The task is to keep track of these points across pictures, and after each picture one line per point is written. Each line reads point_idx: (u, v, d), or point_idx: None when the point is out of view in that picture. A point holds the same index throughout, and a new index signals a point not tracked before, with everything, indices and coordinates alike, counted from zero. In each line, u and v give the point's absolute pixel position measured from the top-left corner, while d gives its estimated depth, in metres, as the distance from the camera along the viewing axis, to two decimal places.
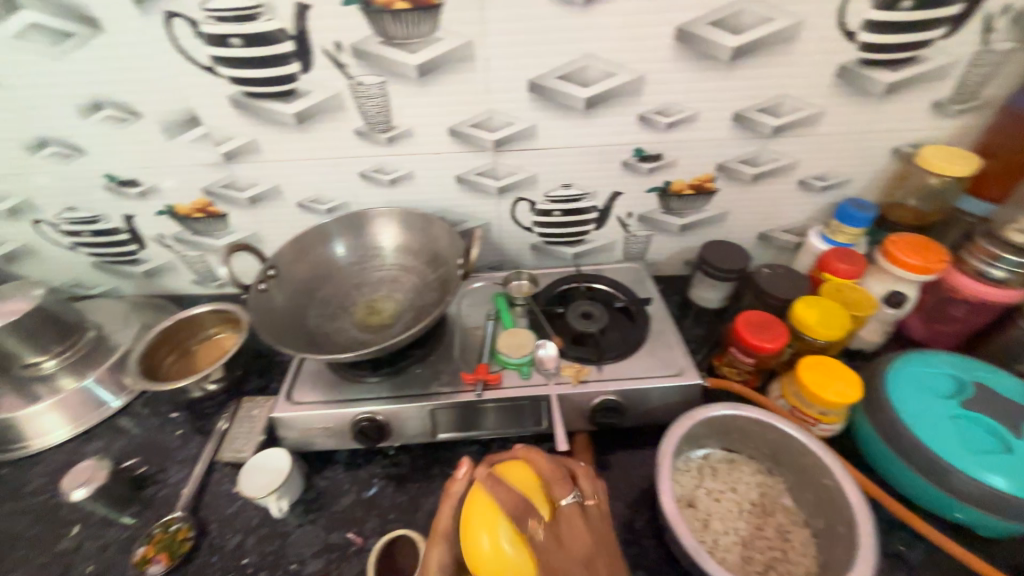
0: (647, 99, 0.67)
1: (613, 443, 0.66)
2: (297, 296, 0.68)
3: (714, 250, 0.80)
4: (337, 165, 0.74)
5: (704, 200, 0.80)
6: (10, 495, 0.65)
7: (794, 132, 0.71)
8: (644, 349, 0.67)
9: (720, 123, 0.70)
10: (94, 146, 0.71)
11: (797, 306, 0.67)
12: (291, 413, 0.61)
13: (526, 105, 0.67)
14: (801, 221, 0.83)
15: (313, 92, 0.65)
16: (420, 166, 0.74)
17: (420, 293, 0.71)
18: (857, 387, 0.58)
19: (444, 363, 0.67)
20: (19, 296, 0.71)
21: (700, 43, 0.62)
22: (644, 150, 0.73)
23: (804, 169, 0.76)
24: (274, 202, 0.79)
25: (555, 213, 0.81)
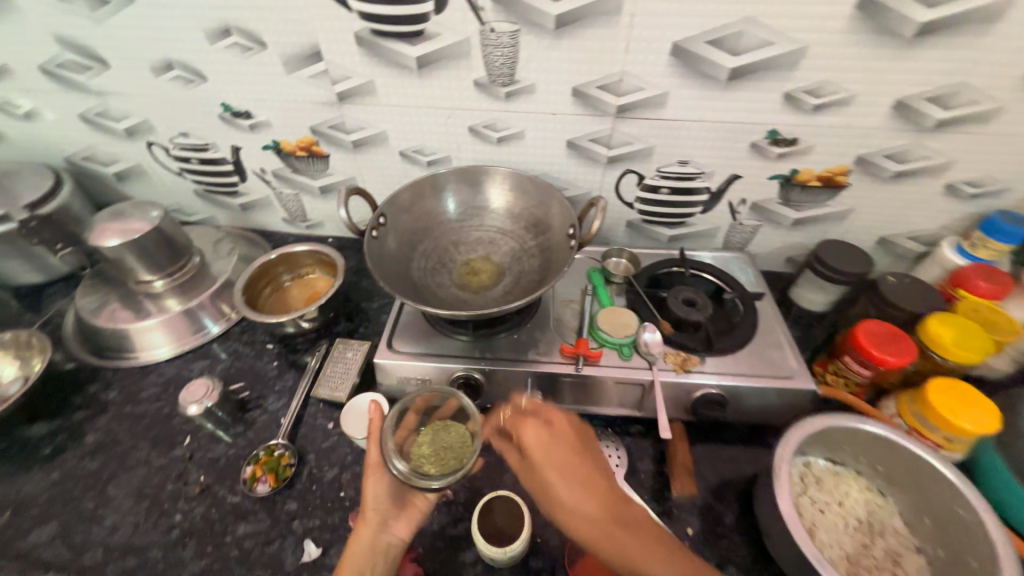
0: (801, 75, 0.60)
1: (703, 436, 0.64)
2: (402, 246, 0.68)
3: (831, 250, 0.74)
4: (448, 117, 0.72)
5: (830, 194, 0.74)
6: (128, 399, 0.70)
7: (961, 128, 0.63)
8: (751, 346, 0.64)
9: (876, 110, 0.63)
10: (217, 73, 0.71)
11: (930, 322, 0.61)
12: (393, 361, 0.62)
13: (663, 70, 0.62)
14: (933, 230, 0.76)
15: (442, 35, 0.62)
16: (533, 126, 0.71)
17: (519, 258, 0.70)
18: (995, 418, 0.53)
19: (541, 332, 0.66)
20: (139, 215, 0.73)
21: (883, 15, 0.54)
22: (778, 133, 0.67)
23: (957, 173, 0.68)
24: (378, 148, 0.78)
25: (662, 190, 0.77)
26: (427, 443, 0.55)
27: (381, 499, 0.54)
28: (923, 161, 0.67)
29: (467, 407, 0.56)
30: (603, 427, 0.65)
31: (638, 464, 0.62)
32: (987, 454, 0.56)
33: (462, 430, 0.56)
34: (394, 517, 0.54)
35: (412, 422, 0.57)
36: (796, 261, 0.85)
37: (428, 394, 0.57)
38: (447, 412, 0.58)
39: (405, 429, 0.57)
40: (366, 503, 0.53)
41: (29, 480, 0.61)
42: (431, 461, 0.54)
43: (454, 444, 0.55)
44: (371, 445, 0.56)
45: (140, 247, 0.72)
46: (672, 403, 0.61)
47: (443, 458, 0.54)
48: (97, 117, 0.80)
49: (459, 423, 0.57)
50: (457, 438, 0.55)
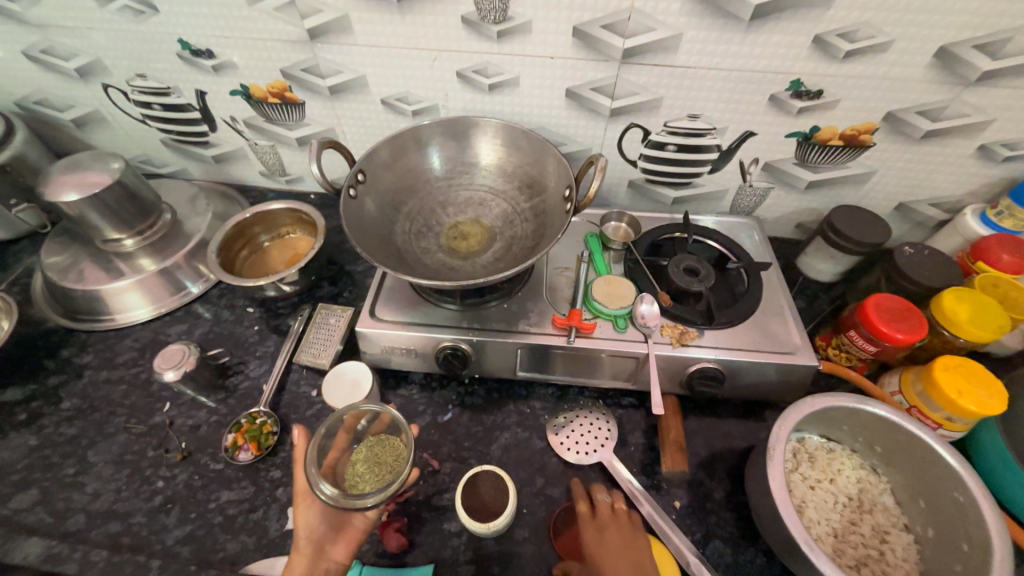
0: (835, 14, 0.53)
1: (696, 409, 0.63)
2: (384, 207, 0.63)
3: (847, 216, 0.69)
4: (434, 60, 0.64)
5: (851, 155, 0.68)
6: (104, 363, 0.68)
7: (1008, 81, 0.56)
8: (754, 318, 0.61)
9: (915, 59, 0.56)
10: (169, 3, 0.62)
11: (944, 297, 0.58)
12: (375, 330, 0.59)
13: (678, 6, 0.54)
14: (958, 196, 0.70)
15: None
16: (528, 71, 0.63)
17: (511, 221, 0.65)
18: (1003, 398, 0.51)
19: (532, 301, 0.62)
20: (98, 168, 0.67)
21: None
22: (802, 84, 0.60)
23: (995, 133, 0.61)
24: (357, 96, 0.70)
25: (669, 148, 0.70)
26: (360, 461, 0.54)
27: (314, 525, 0.49)
28: (960, 119, 0.61)
29: (397, 418, 0.55)
30: (594, 399, 0.63)
31: (629, 436, 0.60)
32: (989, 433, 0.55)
33: (396, 442, 0.55)
34: (331, 542, 0.49)
35: (343, 442, 0.55)
36: (807, 227, 0.80)
37: (358, 410, 0.55)
38: (381, 428, 0.57)
39: (336, 451, 0.54)
40: (298, 532, 0.49)
41: (6, 445, 0.60)
42: (366, 478, 0.52)
43: (389, 456, 0.54)
44: (297, 472, 0.52)
45: (102, 204, 0.67)
46: (666, 377, 0.59)
47: (377, 475, 0.52)
48: (42, 54, 0.72)
49: (393, 437, 0.56)
50: (392, 450, 0.54)
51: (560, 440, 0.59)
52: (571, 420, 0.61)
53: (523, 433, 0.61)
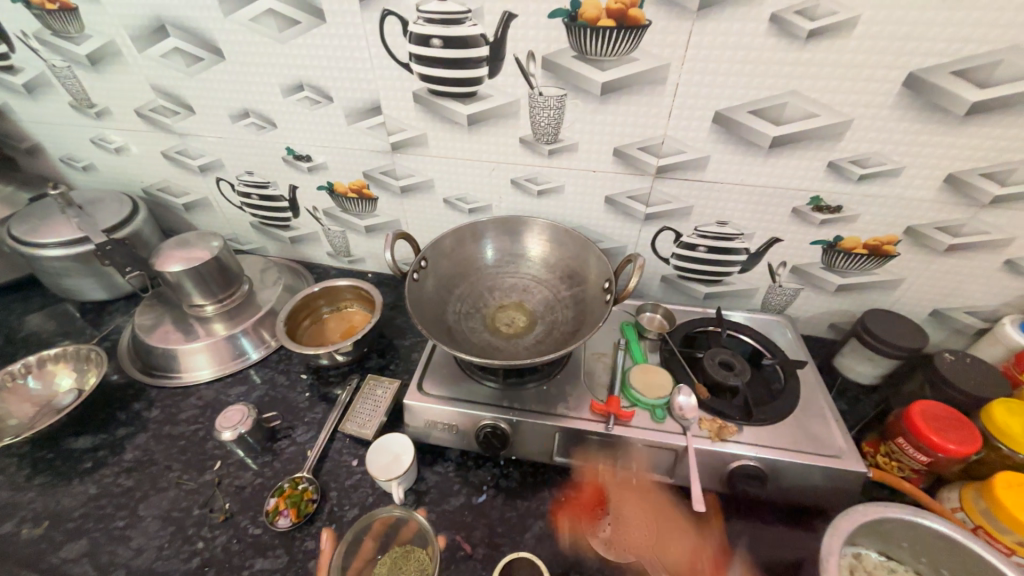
0: (846, 146, 0.61)
1: (739, 510, 0.61)
2: (440, 288, 0.70)
3: (880, 320, 0.71)
4: (493, 169, 0.75)
5: (877, 263, 0.72)
6: (168, 418, 0.73)
7: (1021, 205, 0.60)
8: (794, 417, 0.61)
9: (927, 183, 0.62)
10: (287, 122, 0.78)
11: (994, 408, 0.57)
12: (422, 403, 0.63)
13: (705, 135, 0.64)
14: (993, 306, 0.71)
15: (493, 97, 0.67)
16: (573, 181, 0.73)
17: (553, 308, 0.70)
18: None
19: (571, 385, 0.65)
20: (201, 245, 0.79)
21: (933, 94, 0.54)
22: (822, 200, 0.67)
23: (1018, 250, 0.65)
24: (423, 194, 0.82)
25: (699, 249, 0.77)
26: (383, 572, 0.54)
27: None
28: (979, 235, 0.65)
29: (426, 528, 0.56)
30: None
31: (667, 535, 0.58)
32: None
33: (422, 555, 0.55)
34: None
35: (371, 548, 0.56)
36: (841, 327, 0.81)
37: (388, 512, 0.58)
38: (409, 535, 0.58)
39: (363, 558, 0.56)
40: None
41: (69, 492, 0.64)
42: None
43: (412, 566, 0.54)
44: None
45: (198, 275, 0.77)
46: (706, 473, 0.58)
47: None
48: (176, 154, 0.89)
49: (420, 548, 0.56)
50: (415, 560, 0.55)
51: (597, 532, 0.58)
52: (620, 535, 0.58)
53: (557, 523, 0.60)
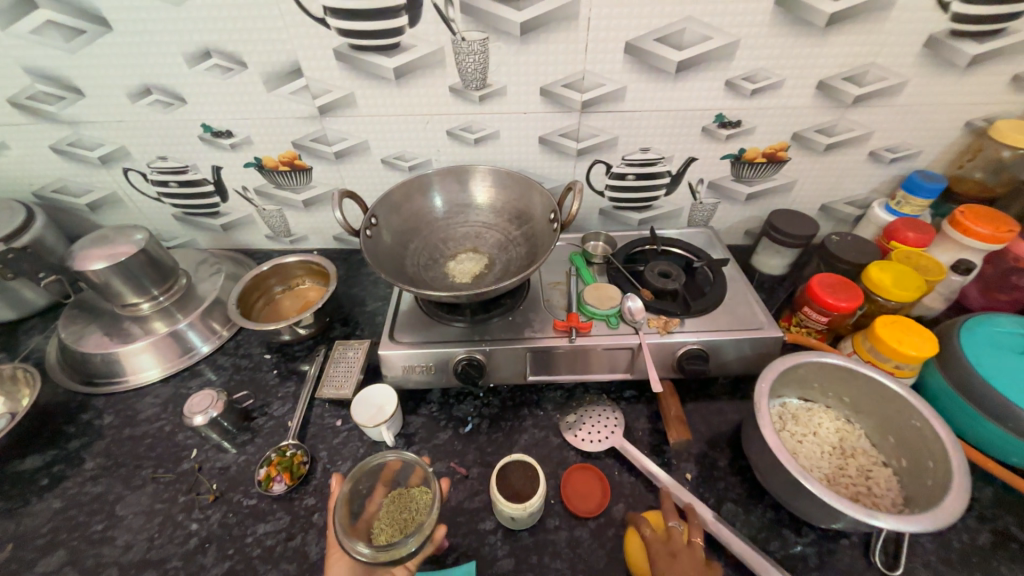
0: (738, 64, 0.69)
1: (691, 393, 0.70)
2: (395, 244, 0.72)
3: (782, 217, 0.83)
4: (428, 123, 0.77)
5: (774, 168, 0.83)
6: (125, 422, 0.70)
7: (874, 102, 0.73)
8: (724, 306, 0.71)
9: (805, 91, 0.72)
10: (198, 96, 0.74)
11: (871, 269, 0.71)
12: (396, 351, 0.65)
13: (620, 66, 0.69)
14: (864, 194, 0.87)
15: (417, 47, 0.67)
16: (506, 125, 0.77)
17: (506, 248, 0.75)
18: (934, 343, 0.62)
19: (533, 312, 0.71)
20: (123, 240, 0.73)
21: (800, 9, 0.63)
22: (724, 117, 0.75)
23: (877, 141, 0.78)
24: (360, 157, 0.82)
25: (629, 177, 0.84)
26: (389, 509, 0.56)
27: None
28: (849, 133, 0.77)
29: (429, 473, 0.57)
30: (599, 395, 0.70)
31: (635, 424, 0.66)
32: (974, 332, 0.64)
33: (423, 495, 0.57)
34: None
35: (382, 494, 0.58)
36: (753, 232, 0.94)
37: (393, 458, 0.58)
38: (414, 479, 0.58)
39: (371, 507, 0.57)
40: None
41: (29, 512, 0.60)
42: (398, 530, 0.54)
43: (417, 506, 0.56)
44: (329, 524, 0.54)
45: (127, 270, 0.72)
46: (659, 364, 0.67)
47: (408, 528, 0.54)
48: (69, 146, 0.80)
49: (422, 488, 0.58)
50: (420, 499, 0.56)
51: (575, 434, 0.65)
52: (594, 430, 0.65)
53: (540, 433, 0.66)
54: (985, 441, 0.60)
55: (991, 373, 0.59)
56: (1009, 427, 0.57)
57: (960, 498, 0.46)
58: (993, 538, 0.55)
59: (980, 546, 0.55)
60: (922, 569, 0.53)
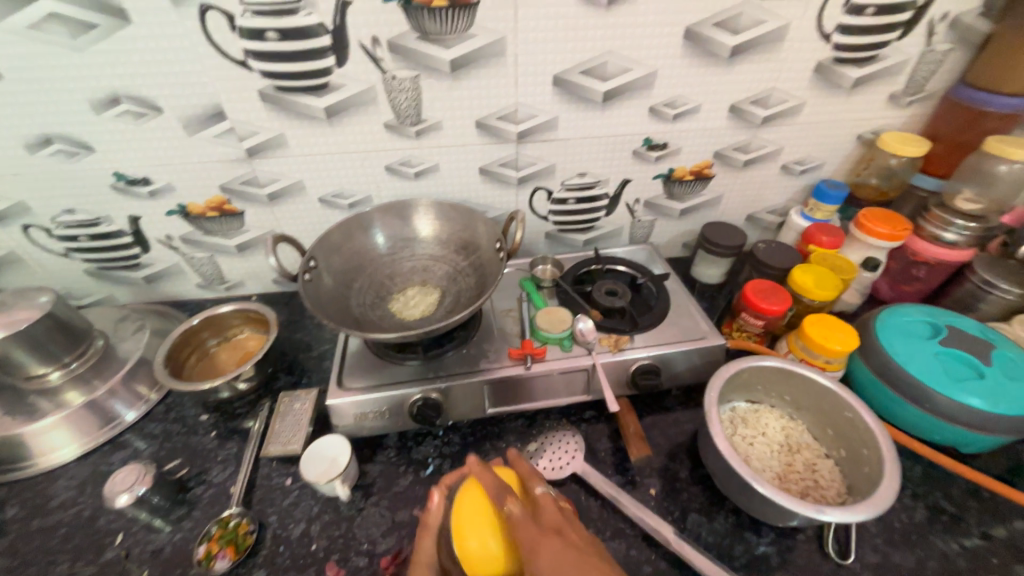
0: (658, 92, 0.74)
1: (647, 407, 0.72)
2: (338, 285, 0.69)
3: (713, 230, 0.88)
4: (364, 159, 0.76)
5: (702, 185, 0.89)
6: (34, 512, 0.61)
7: (779, 122, 0.81)
8: (669, 318, 0.74)
9: (720, 114, 0.78)
10: (108, 144, 0.68)
11: (795, 273, 0.76)
12: (346, 398, 0.62)
13: (550, 98, 0.72)
14: (782, 203, 0.95)
15: (346, 86, 0.67)
16: (445, 158, 0.77)
17: (455, 279, 0.74)
18: (856, 337, 0.67)
19: (487, 343, 0.70)
20: (25, 305, 0.65)
21: (705, 42, 0.69)
22: (652, 140, 0.80)
23: (787, 155, 0.86)
24: (295, 198, 0.79)
25: (570, 201, 0.87)
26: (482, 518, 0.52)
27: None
28: (762, 149, 0.85)
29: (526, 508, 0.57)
30: (560, 419, 0.70)
31: (597, 445, 0.67)
32: (886, 324, 0.70)
33: None
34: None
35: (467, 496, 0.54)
36: (690, 245, 0.99)
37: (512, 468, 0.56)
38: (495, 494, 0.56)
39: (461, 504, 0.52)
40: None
41: None
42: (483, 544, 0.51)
43: None
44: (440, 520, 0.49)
45: (29, 338, 0.64)
46: (615, 382, 0.68)
47: None
48: None
49: None
50: None
51: (538, 463, 0.64)
52: (558, 456, 0.65)
53: None
54: (909, 423, 0.65)
55: (904, 361, 0.65)
56: (926, 408, 0.63)
57: (892, 483, 0.50)
58: (927, 513, 0.60)
59: (917, 522, 0.59)
60: (870, 553, 0.56)
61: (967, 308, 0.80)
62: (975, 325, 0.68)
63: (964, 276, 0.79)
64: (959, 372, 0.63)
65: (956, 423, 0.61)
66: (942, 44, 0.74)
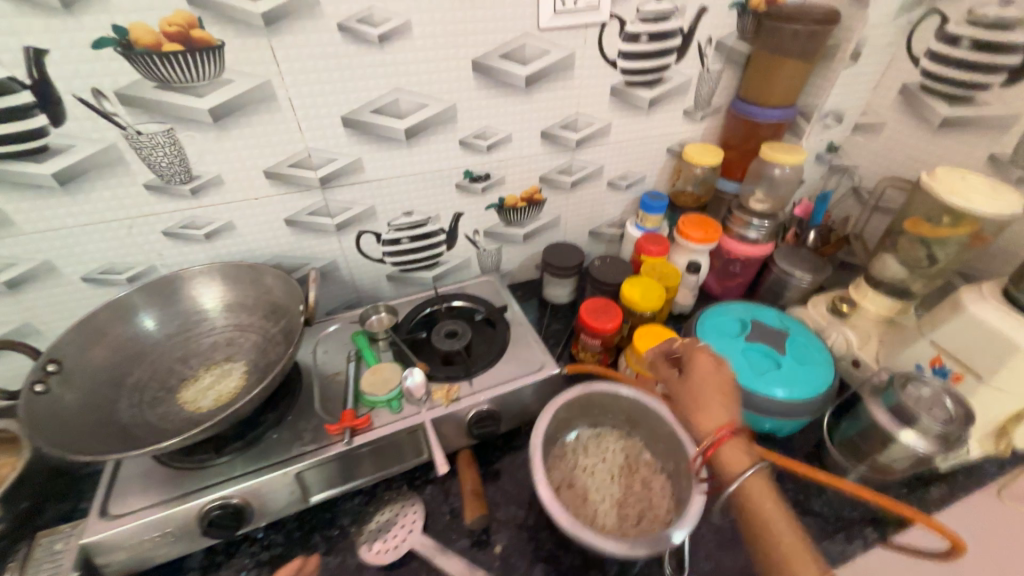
0: (464, 125, 0.72)
1: (495, 452, 0.69)
2: (97, 389, 0.56)
3: (553, 253, 0.89)
4: (131, 226, 0.64)
5: (537, 209, 0.89)
6: None
7: (593, 143, 0.83)
8: (508, 353, 0.71)
9: (533, 141, 0.79)
10: None
11: (625, 287, 0.78)
12: (110, 532, 0.50)
13: (345, 140, 0.67)
14: (619, 216, 0.98)
15: (74, 147, 0.55)
16: (239, 214, 0.68)
17: (263, 350, 0.64)
18: (678, 344, 0.70)
19: (305, 419, 0.62)
20: None
21: (497, 74, 0.69)
22: (472, 172, 0.78)
23: (610, 173, 0.90)
24: (46, 282, 0.64)
25: (403, 241, 0.82)
26: None
27: None
28: (585, 170, 0.87)
29: None
30: (401, 486, 0.64)
31: (441, 509, 0.62)
32: (706, 326, 0.74)
33: None
34: None
35: None
36: None
37: None
38: None
39: None
40: None
41: None
42: None
43: None
44: None
45: None
46: (454, 436, 0.64)
47: None
48: None
49: None
50: None
51: (371, 547, 0.57)
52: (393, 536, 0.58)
53: (334, 561, 0.57)
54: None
55: (721, 364, 0.69)
56: (741, 404, 0.66)
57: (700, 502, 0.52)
58: None
59: None
60: (704, 564, 0.57)
61: (777, 295, 0.88)
62: (775, 316, 0.75)
63: (768, 267, 0.88)
64: (762, 364, 0.68)
65: (766, 413, 0.65)
66: (715, 64, 0.81)
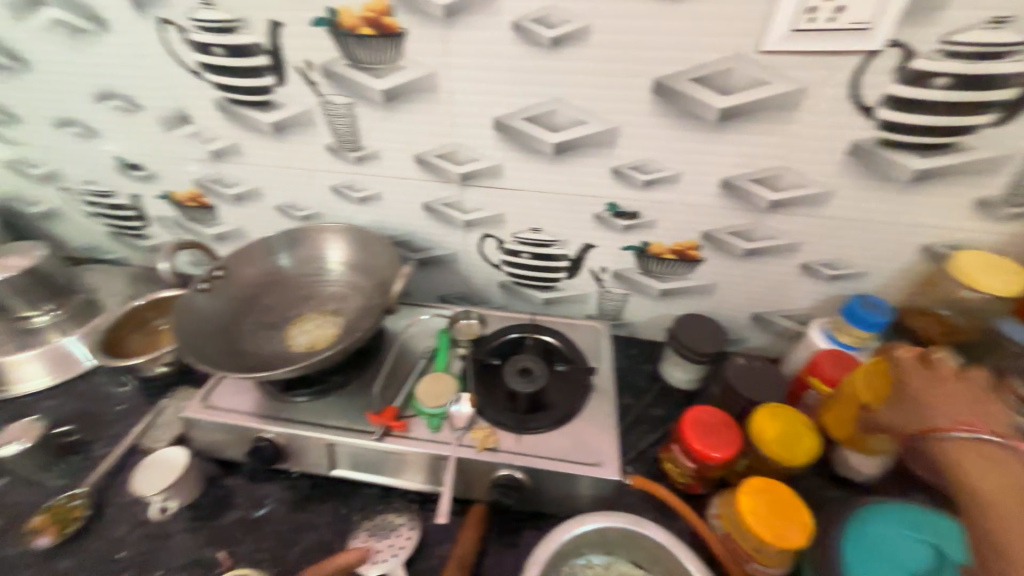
0: (622, 152, 0.61)
1: (513, 523, 0.60)
2: (240, 300, 0.70)
3: (688, 326, 0.71)
4: (311, 177, 0.75)
5: (687, 267, 0.72)
6: None
7: (796, 209, 0.61)
8: (572, 425, 0.60)
9: (706, 189, 0.62)
10: (109, 131, 0.78)
11: (759, 413, 0.57)
12: (200, 416, 0.61)
13: (493, 143, 0.64)
14: (807, 310, 0.72)
15: (287, 105, 0.66)
16: (388, 188, 0.73)
17: (355, 314, 0.69)
18: (804, 534, 0.47)
19: (360, 395, 0.64)
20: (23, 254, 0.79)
21: (682, 100, 0.55)
22: (618, 206, 0.67)
23: (809, 253, 0.65)
24: (255, 203, 0.81)
25: (523, 255, 0.76)
26: None
27: None
28: (770, 241, 0.65)
29: None
30: (412, 503, 0.62)
31: (434, 549, 0.57)
32: (862, 535, 0.49)
33: None
34: None
35: None
36: None
37: None
38: None
39: None
40: None
41: None
42: None
43: None
44: None
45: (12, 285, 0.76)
46: (476, 484, 0.58)
47: None
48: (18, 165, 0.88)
49: None
50: None
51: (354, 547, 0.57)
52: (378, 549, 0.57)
53: (327, 536, 0.59)
54: None
55: None
56: None
57: None
58: None
59: None
60: None
61: None
62: None
63: None
64: None
65: None
66: None
